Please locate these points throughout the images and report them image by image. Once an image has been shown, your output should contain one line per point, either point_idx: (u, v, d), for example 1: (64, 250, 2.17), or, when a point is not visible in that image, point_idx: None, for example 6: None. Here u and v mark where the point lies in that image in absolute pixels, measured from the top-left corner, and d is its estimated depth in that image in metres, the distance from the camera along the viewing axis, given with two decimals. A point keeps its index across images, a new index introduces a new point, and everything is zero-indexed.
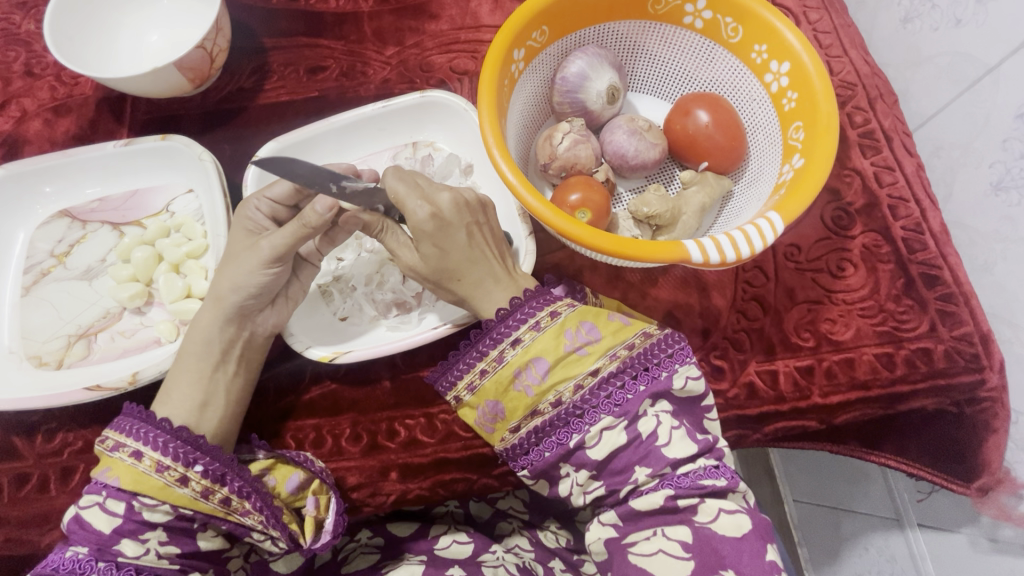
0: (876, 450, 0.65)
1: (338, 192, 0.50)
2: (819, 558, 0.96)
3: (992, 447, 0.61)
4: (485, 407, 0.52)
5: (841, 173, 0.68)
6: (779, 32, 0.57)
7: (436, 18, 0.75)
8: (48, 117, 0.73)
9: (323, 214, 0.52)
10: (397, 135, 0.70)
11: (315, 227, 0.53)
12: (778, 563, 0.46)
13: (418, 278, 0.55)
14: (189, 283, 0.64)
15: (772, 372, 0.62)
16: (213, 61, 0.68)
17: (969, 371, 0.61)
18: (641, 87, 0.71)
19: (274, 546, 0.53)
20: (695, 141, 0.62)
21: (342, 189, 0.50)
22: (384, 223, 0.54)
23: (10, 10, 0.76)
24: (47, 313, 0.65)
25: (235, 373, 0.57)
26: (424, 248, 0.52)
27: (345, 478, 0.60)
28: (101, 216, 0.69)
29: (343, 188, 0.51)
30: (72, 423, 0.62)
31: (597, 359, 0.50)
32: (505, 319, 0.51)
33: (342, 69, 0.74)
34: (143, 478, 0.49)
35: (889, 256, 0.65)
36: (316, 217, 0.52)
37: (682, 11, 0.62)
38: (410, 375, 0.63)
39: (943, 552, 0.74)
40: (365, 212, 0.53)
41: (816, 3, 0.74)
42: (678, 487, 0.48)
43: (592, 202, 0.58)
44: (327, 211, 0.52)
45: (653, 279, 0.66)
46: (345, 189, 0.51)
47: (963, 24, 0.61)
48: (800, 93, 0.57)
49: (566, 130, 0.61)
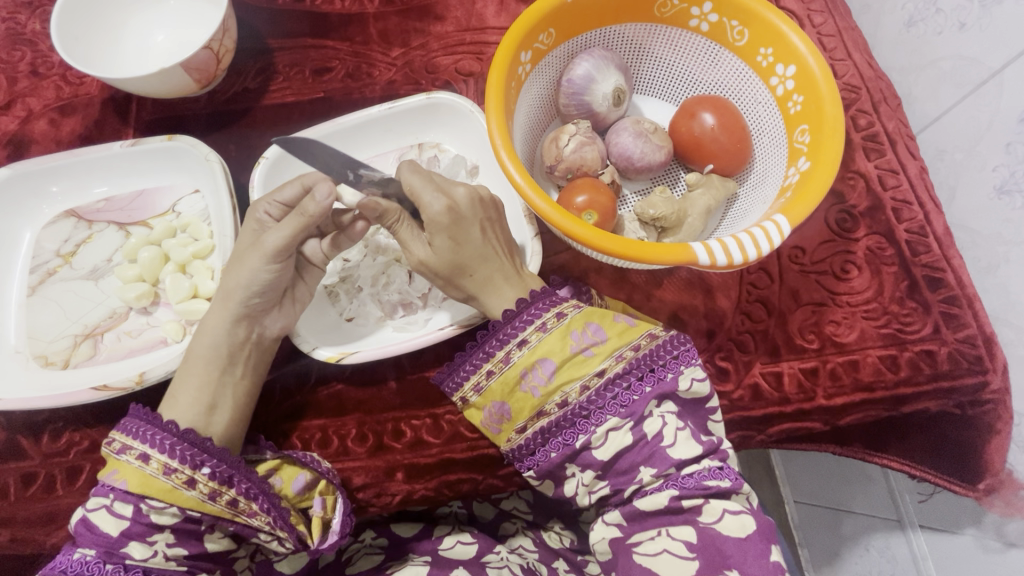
0: (879, 452, 0.66)
1: (354, 179, 0.53)
2: (820, 558, 0.97)
3: (995, 449, 0.62)
4: (492, 407, 0.53)
5: (845, 175, 0.68)
6: (784, 35, 0.57)
7: (441, 20, 0.75)
8: (54, 117, 0.73)
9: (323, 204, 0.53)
10: (403, 137, 0.71)
11: (315, 218, 0.54)
12: (783, 563, 0.46)
13: (429, 274, 0.55)
14: (195, 283, 0.64)
15: (777, 373, 0.62)
16: (219, 62, 0.69)
17: (973, 373, 0.61)
18: (647, 89, 0.71)
19: (280, 546, 0.53)
20: (700, 143, 0.62)
21: (357, 175, 0.53)
22: (398, 215, 0.53)
23: (15, 10, 0.76)
24: (53, 313, 0.65)
25: (242, 375, 0.57)
26: (438, 241, 0.52)
27: (351, 478, 0.60)
28: (108, 216, 0.69)
29: (359, 176, 0.54)
30: (78, 423, 0.62)
31: (604, 360, 0.50)
32: (511, 320, 0.52)
33: (347, 70, 0.74)
34: (151, 481, 0.49)
35: (893, 258, 0.65)
36: (315, 205, 0.53)
37: (687, 15, 0.62)
38: (416, 375, 0.63)
39: (944, 553, 0.75)
40: (384, 200, 0.52)
41: (820, 6, 0.74)
42: (683, 487, 0.48)
43: (599, 204, 0.58)
44: (327, 198, 0.53)
45: (658, 281, 0.66)
46: (361, 176, 0.54)
47: (967, 28, 0.61)
48: (806, 96, 0.57)
49: (572, 132, 0.61)
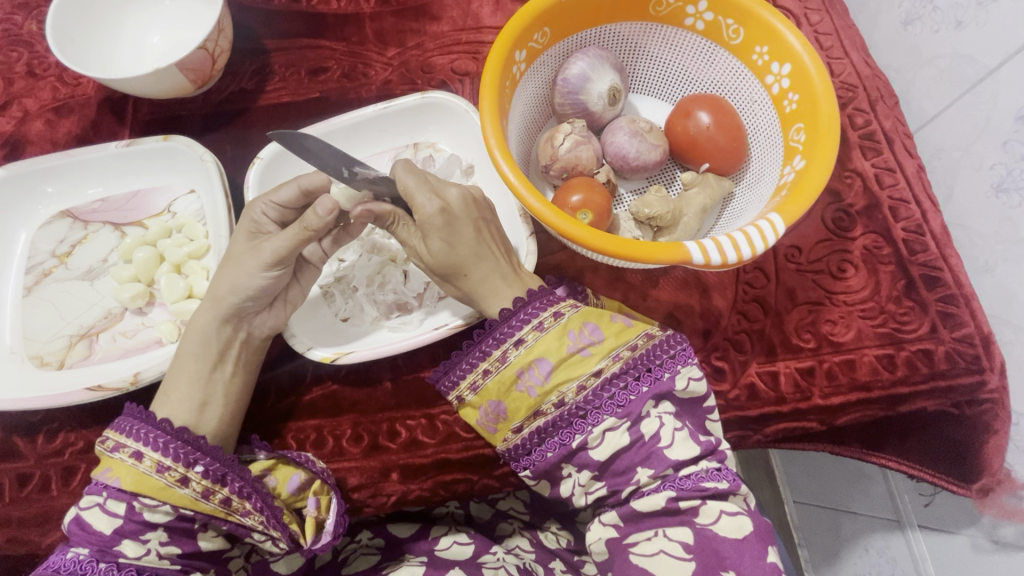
0: (878, 452, 0.66)
1: (348, 176, 0.53)
2: (819, 558, 0.96)
3: (993, 448, 0.61)
4: (488, 407, 0.53)
5: (842, 174, 0.68)
6: (780, 34, 0.57)
7: (437, 20, 0.75)
8: (50, 118, 0.73)
9: (324, 218, 0.52)
10: (398, 136, 0.71)
11: (317, 229, 0.53)
12: (780, 564, 0.46)
13: (426, 271, 0.56)
14: (190, 283, 0.64)
15: (773, 372, 0.62)
16: (215, 62, 0.68)
17: (970, 373, 0.61)
18: (642, 88, 0.71)
19: (274, 546, 0.53)
20: (696, 142, 0.62)
21: (352, 173, 0.53)
22: (397, 215, 0.54)
23: (12, 11, 0.77)
24: (49, 313, 0.65)
25: (234, 374, 0.57)
26: (432, 242, 0.53)
27: (346, 478, 0.60)
28: (103, 216, 0.69)
29: (353, 173, 0.53)
30: (74, 424, 0.62)
31: (601, 360, 0.50)
32: (508, 319, 0.52)
33: (343, 70, 0.74)
34: (144, 479, 0.49)
35: (890, 257, 0.65)
36: (316, 219, 0.52)
37: (683, 13, 0.62)
38: (412, 375, 0.63)
39: (942, 553, 0.74)
40: (378, 205, 0.53)
41: (817, 5, 0.74)
42: (679, 488, 0.48)
43: (593, 203, 0.58)
44: (328, 213, 0.52)
45: (654, 280, 0.66)
46: (355, 173, 0.53)
47: (963, 26, 0.61)
48: (801, 94, 0.57)
49: (567, 131, 0.61)
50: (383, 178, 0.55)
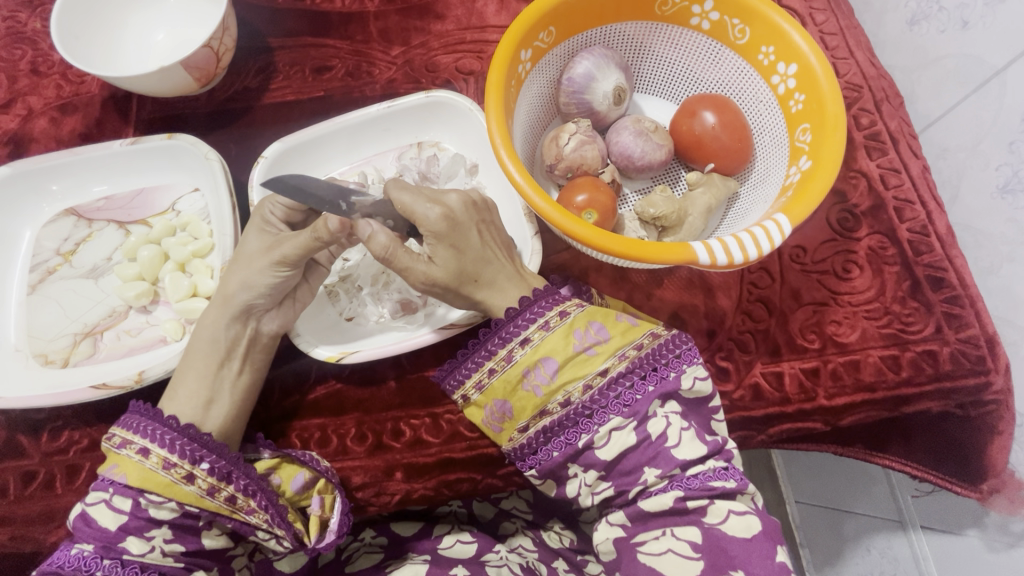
0: (881, 453, 0.66)
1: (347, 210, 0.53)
2: (821, 559, 0.96)
3: (998, 449, 0.61)
4: (493, 406, 0.53)
5: (847, 174, 0.68)
6: (786, 33, 0.57)
7: (442, 18, 0.75)
8: (54, 116, 0.73)
9: (336, 232, 0.52)
10: (401, 136, 0.70)
11: (327, 240, 0.53)
12: (787, 564, 0.46)
13: (436, 290, 0.54)
14: (195, 282, 0.64)
15: (778, 373, 0.62)
16: (219, 60, 0.68)
17: (975, 374, 0.61)
18: (647, 88, 0.71)
19: (279, 545, 0.53)
20: (701, 141, 0.62)
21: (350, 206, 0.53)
22: (392, 244, 0.51)
23: (15, 9, 0.76)
24: (54, 311, 0.65)
25: (240, 371, 0.57)
26: (440, 251, 0.52)
27: (351, 477, 0.60)
28: (107, 214, 0.69)
29: (352, 204, 0.53)
30: (78, 422, 0.62)
31: (606, 359, 0.50)
32: (514, 318, 0.52)
33: (347, 69, 0.74)
34: (150, 475, 0.49)
35: (895, 258, 0.65)
36: (328, 233, 0.52)
37: (689, 13, 0.62)
38: (416, 375, 0.63)
39: (945, 553, 0.75)
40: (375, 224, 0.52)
41: (822, 5, 0.74)
42: (688, 488, 0.48)
43: (599, 203, 0.58)
44: (339, 229, 0.51)
45: (658, 280, 0.66)
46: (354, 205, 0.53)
47: (970, 26, 0.61)
48: (808, 94, 0.57)
49: (573, 131, 0.61)
50: (381, 202, 0.54)
